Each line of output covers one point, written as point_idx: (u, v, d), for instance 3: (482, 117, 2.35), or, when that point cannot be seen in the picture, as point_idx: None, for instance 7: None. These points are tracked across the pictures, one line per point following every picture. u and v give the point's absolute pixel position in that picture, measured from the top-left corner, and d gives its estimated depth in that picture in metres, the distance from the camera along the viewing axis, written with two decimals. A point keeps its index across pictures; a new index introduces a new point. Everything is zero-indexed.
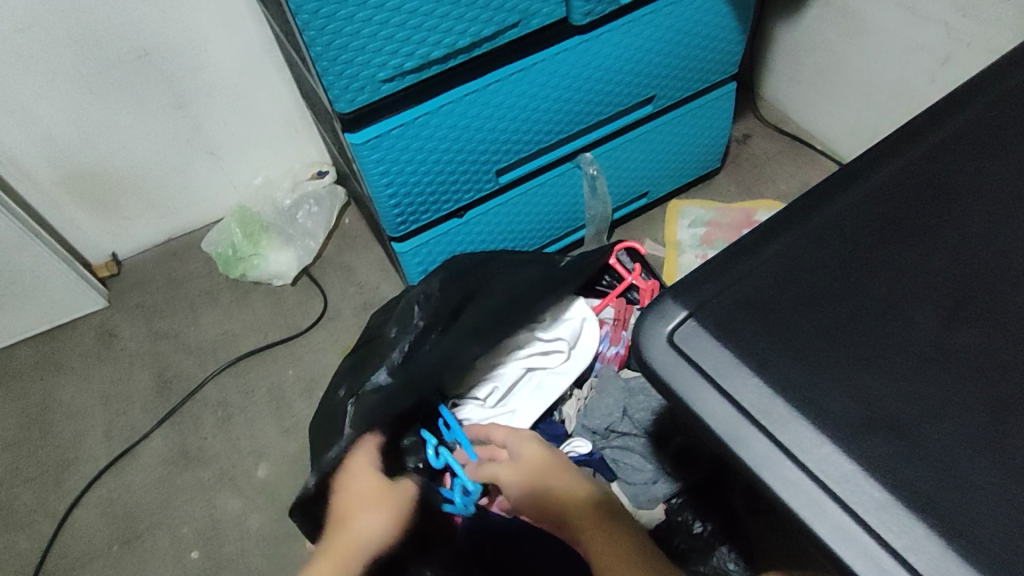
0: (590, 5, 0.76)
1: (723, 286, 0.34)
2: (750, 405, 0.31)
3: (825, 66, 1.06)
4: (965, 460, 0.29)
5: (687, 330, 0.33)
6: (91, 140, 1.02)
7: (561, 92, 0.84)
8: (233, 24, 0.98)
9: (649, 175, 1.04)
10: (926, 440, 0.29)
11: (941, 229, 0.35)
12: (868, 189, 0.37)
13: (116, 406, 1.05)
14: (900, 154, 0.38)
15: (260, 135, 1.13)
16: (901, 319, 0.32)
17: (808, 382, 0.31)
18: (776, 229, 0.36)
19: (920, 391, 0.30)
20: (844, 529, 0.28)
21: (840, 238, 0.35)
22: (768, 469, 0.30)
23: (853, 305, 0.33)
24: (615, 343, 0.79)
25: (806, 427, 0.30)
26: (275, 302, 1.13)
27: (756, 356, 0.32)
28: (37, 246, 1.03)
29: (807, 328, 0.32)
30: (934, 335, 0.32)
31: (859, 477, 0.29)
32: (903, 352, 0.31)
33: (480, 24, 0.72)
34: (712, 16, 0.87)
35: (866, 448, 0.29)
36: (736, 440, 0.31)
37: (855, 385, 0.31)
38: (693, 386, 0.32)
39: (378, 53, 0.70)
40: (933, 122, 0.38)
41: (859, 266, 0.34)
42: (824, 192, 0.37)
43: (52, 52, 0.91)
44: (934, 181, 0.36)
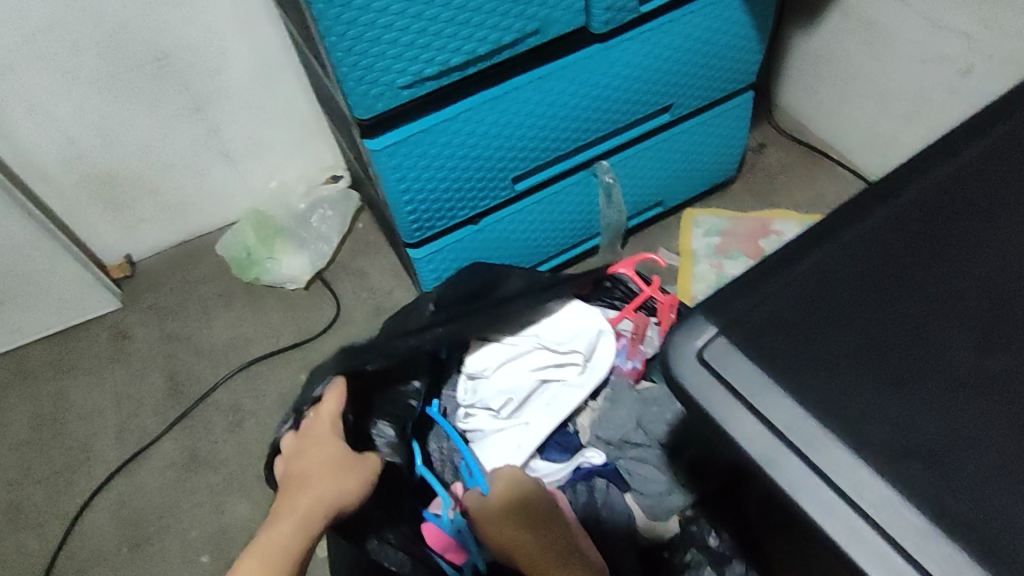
0: (610, 13, 0.75)
1: (754, 303, 0.34)
2: (784, 426, 0.31)
3: (843, 76, 1.06)
4: (1006, 489, 0.28)
5: (716, 347, 0.33)
6: (109, 141, 1.03)
7: (579, 100, 0.84)
8: (251, 28, 0.98)
9: (665, 184, 1.04)
10: (966, 467, 0.29)
11: (978, 249, 0.34)
12: (902, 206, 0.36)
13: (128, 408, 1.05)
14: (934, 170, 0.37)
15: (276, 139, 1.14)
16: (939, 342, 0.32)
17: (843, 403, 0.31)
18: (808, 244, 0.35)
19: (959, 416, 0.30)
20: (881, 555, 0.28)
21: (874, 255, 0.35)
22: (803, 493, 0.30)
23: (888, 325, 0.32)
24: (632, 358, 0.77)
25: (841, 449, 0.30)
26: (288, 306, 1.13)
27: (789, 377, 0.31)
28: (53, 247, 1.04)
29: (841, 348, 0.32)
30: (974, 359, 0.31)
31: (896, 504, 0.28)
32: (942, 376, 0.31)
33: (500, 32, 0.72)
34: (732, 26, 0.87)
35: (904, 473, 0.29)
36: (769, 461, 0.30)
37: (891, 407, 0.30)
38: (722, 403, 0.32)
39: (398, 59, 0.70)
40: (966, 138, 0.38)
41: (894, 285, 0.34)
42: (859, 207, 0.37)
43: (72, 54, 0.92)
44: (969, 198, 0.36)
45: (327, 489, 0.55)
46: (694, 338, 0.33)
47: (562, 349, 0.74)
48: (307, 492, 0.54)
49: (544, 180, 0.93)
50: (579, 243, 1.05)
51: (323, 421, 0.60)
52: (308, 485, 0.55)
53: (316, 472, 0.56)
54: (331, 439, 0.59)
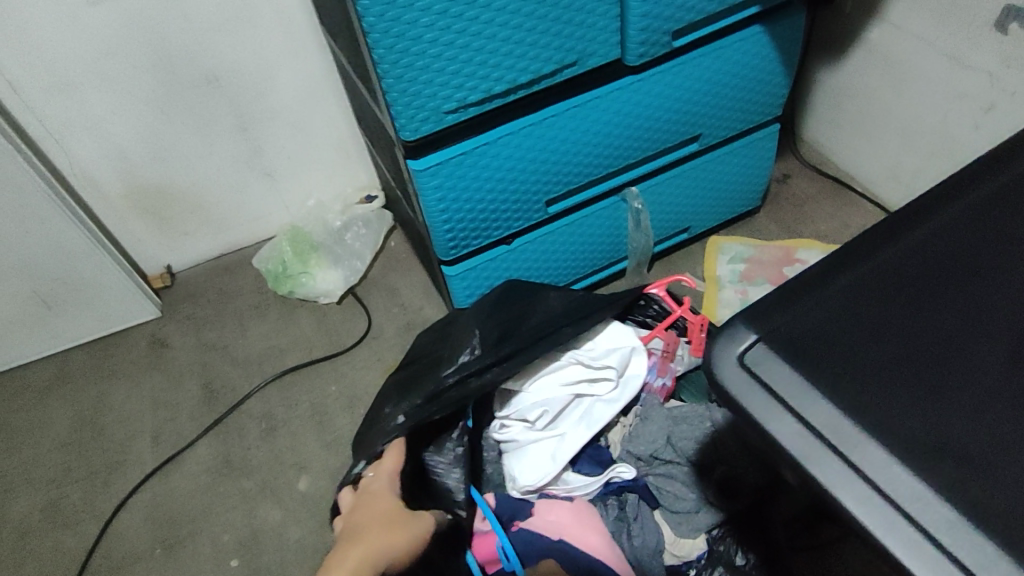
0: (644, 47, 0.79)
1: (790, 315, 0.36)
2: (821, 425, 0.33)
3: (866, 111, 1.09)
4: None
5: (757, 354, 0.35)
6: (158, 158, 1.08)
7: (613, 128, 0.87)
8: (298, 53, 1.03)
9: (691, 211, 1.07)
10: (995, 467, 0.31)
11: (1006, 270, 0.37)
12: (931, 230, 0.39)
13: (165, 413, 1.09)
14: (962, 197, 0.40)
15: (315, 160, 1.18)
16: (967, 356, 0.34)
17: (877, 408, 0.33)
18: (842, 264, 0.38)
19: (988, 422, 0.32)
20: (915, 542, 0.30)
21: (905, 275, 0.37)
22: (840, 486, 0.32)
23: (919, 339, 0.35)
24: (662, 375, 0.79)
25: (877, 450, 0.32)
26: (321, 320, 1.16)
27: (825, 382, 0.34)
28: (102, 256, 1.09)
29: (874, 358, 0.34)
30: (1002, 371, 0.33)
31: (927, 497, 0.31)
32: (971, 386, 0.33)
33: (540, 62, 0.76)
34: (760, 60, 0.90)
35: (935, 472, 0.31)
36: (808, 457, 0.33)
37: (923, 413, 0.33)
38: (760, 404, 0.34)
39: (445, 86, 0.74)
40: (997, 165, 0.41)
41: (924, 302, 0.36)
42: (892, 229, 0.39)
43: (131, 77, 0.97)
44: (996, 224, 0.38)
45: (384, 535, 0.55)
46: (732, 344, 0.36)
47: (595, 364, 0.76)
48: (361, 540, 0.54)
49: (576, 204, 0.96)
50: (606, 266, 1.08)
51: (382, 478, 0.64)
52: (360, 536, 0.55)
53: (371, 523, 0.57)
54: (386, 495, 0.62)
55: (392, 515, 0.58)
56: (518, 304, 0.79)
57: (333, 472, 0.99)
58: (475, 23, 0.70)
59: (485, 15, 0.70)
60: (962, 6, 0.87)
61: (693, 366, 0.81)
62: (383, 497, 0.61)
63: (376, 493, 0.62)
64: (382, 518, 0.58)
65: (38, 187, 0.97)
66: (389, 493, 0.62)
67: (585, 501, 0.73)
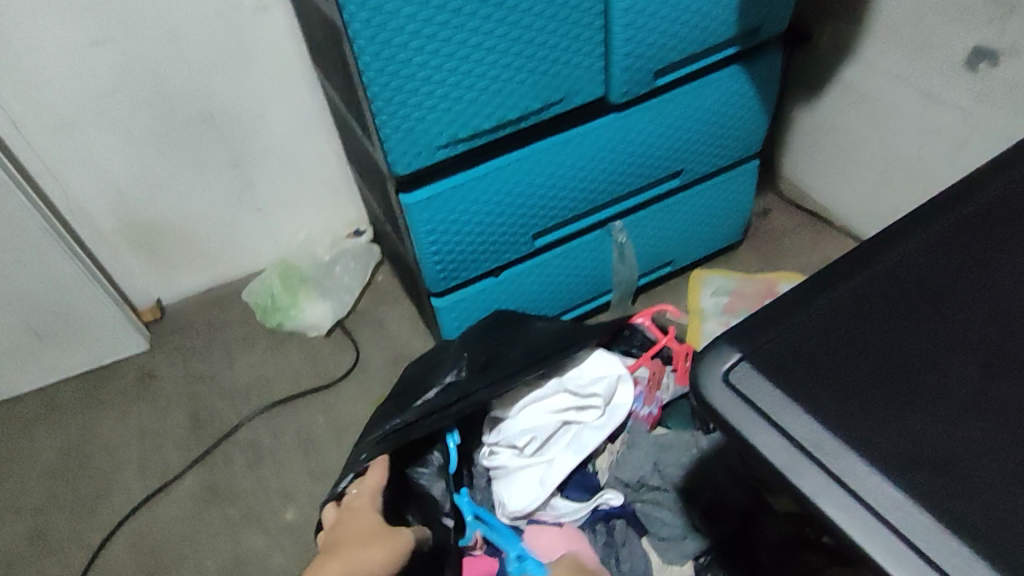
0: (628, 85, 0.82)
1: (773, 335, 0.38)
2: (804, 439, 0.34)
3: (842, 148, 1.13)
4: (1009, 498, 0.32)
5: (743, 372, 0.37)
6: (152, 191, 1.09)
7: (599, 163, 0.90)
8: (293, 90, 1.06)
9: (674, 245, 1.09)
10: (970, 478, 0.32)
11: (975, 291, 0.39)
12: (905, 254, 0.41)
13: (152, 445, 1.08)
14: (933, 222, 0.42)
15: (307, 195, 1.20)
16: (941, 372, 0.36)
17: (857, 422, 0.35)
18: (822, 285, 0.40)
19: (963, 435, 0.34)
20: (896, 550, 0.31)
21: (881, 295, 0.39)
22: (824, 496, 0.33)
23: (896, 355, 0.37)
24: (648, 403, 0.80)
25: (858, 461, 0.33)
26: (309, 352, 1.16)
27: (808, 398, 0.35)
28: (93, 287, 1.09)
29: (854, 375, 0.36)
30: (975, 386, 0.35)
31: (908, 506, 0.32)
32: (946, 400, 0.35)
33: (529, 99, 0.79)
34: (738, 99, 0.94)
35: (915, 482, 0.32)
36: (793, 470, 0.34)
37: (901, 426, 0.34)
38: (746, 419, 0.36)
39: (436, 122, 0.76)
40: (963, 194, 0.43)
41: (900, 321, 0.38)
42: (866, 252, 0.41)
43: (129, 111, 0.99)
44: (965, 248, 0.41)
45: (364, 550, 0.56)
46: (716, 361, 0.37)
47: (582, 393, 0.77)
48: (342, 557, 0.55)
49: (564, 237, 0.98)
50: (593, 298, 1.09)
51: (365, 495, 0.65)
52: (340, 551, 0.57)
53: (351, 539, 0.58)
54: (368, 511, 0.63)
55: (371, 532, 0.59)
56: (507, 333, 0.80)
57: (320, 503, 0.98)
58: (466, 61, 0.73)
59: (475, 53, 0.73)
60: (932, 46, 0.91)
61: (678, 395, 0.82)
62: (364, 515, 0.62)
63: (358, 509, 0.63)
64: (360, 537, 0.59)
65: (33, 219, 0.98)
66: (372, 509, 0.63)
67: (575, 527, 0.74)
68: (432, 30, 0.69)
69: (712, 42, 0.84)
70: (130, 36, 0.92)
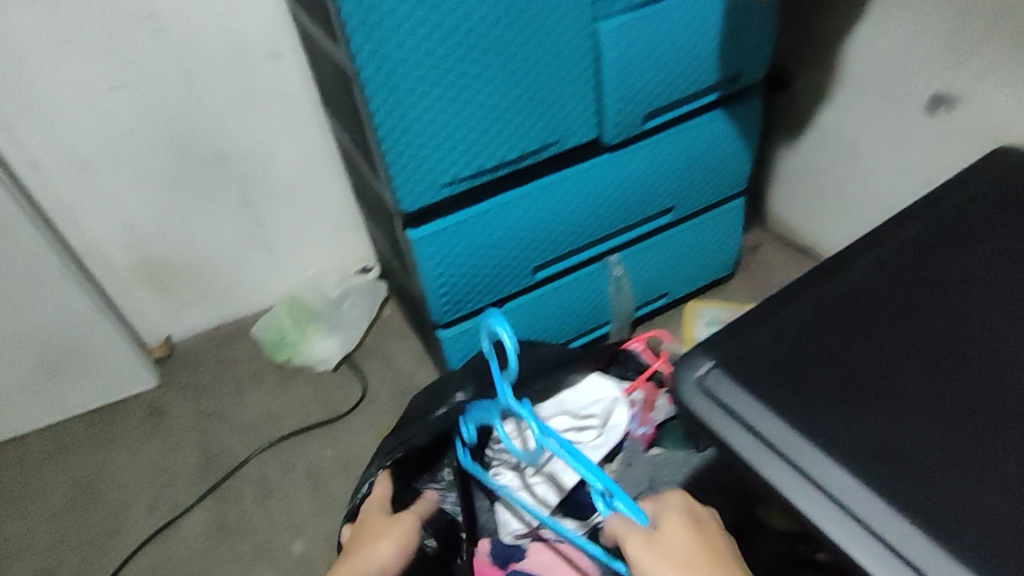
0: (619, 126, 0.88)
1: (734, 348, 0.51)
2: (754, 423, 0.47)
3: (823, 186, 1.19)
4: (902, 462, 0.44)
5: (708, 375, 0.49)
6: (166, 231, 1.15)
7: (594, 200, 0.96)
8: (302, 134, 1.12)
9: (668, 278, 1.14)
10: (875, 448, 0.44)
11: (882, 316, 0.52)
12: (831, 287, 0.55)
13: (162, 478, 1.10)
14: (851, 264, 0.56)
15: (314, 235, 1.26)
16: (857, 373, 0.49)
17: (795, 409, 0.47)
18: (770, 311, 0.53)
19: (873, 419, 0.46)
20: (822, 504, 0.43)
21: (813, 319, 0.53)
22: (767, 466, 0.45)
23: (825, 361, 0.49)
24: (643, 424, 0.83)
25: (795, 438, 0.45)
26: (317, 387, 1.20)
27: (758, 393, 0.48)
28: (108, 324, 1.13)
29: (793, 376, 0.49)
30: (881, 385, 0.48)
31: (829, 470, 0.44)
32: (861, 394, 0.47)
33: (527, 140, 0.85)
34: (724, 139, 1.00)
35: (834, 451, 0.45)
36: (746, 447, 0.46)
37: (827, 412, 0.47)
38: (711, 411, 0.48)
39: (441, 162, 0.82)
40: (874, 245, 0.58)
41: (827, 338, 0.51)
42: (805, 287, 0.55)
43: (148, 156, 1.05)
44: (877, 284, 0.54)
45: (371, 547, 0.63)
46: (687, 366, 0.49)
47: (581, 414, 0.81)
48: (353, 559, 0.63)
49: (561, 271, 1.03)
50: (590, 330, 1.14)
51: (372, 502, 0.71)
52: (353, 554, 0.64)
53: (362, 540, 0.66)
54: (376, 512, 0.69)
55: (373, 532, 0.65)
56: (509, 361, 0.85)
57: (328, 534, 1.01)
58: (468, 104, 0.79)
59: (477, 97, 0.79)
60: (898, 90, 0.98)
61: (670, 415, 0.85)
62: (370, 519, 0.69)
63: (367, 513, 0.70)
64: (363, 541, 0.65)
65: (49, 256, 1.03)
66: (378, 508, 0.69)
67: None
68: (436, 76, 0.75)
69: (696, 88, 0.91)
70: (151, 87, 0.99)
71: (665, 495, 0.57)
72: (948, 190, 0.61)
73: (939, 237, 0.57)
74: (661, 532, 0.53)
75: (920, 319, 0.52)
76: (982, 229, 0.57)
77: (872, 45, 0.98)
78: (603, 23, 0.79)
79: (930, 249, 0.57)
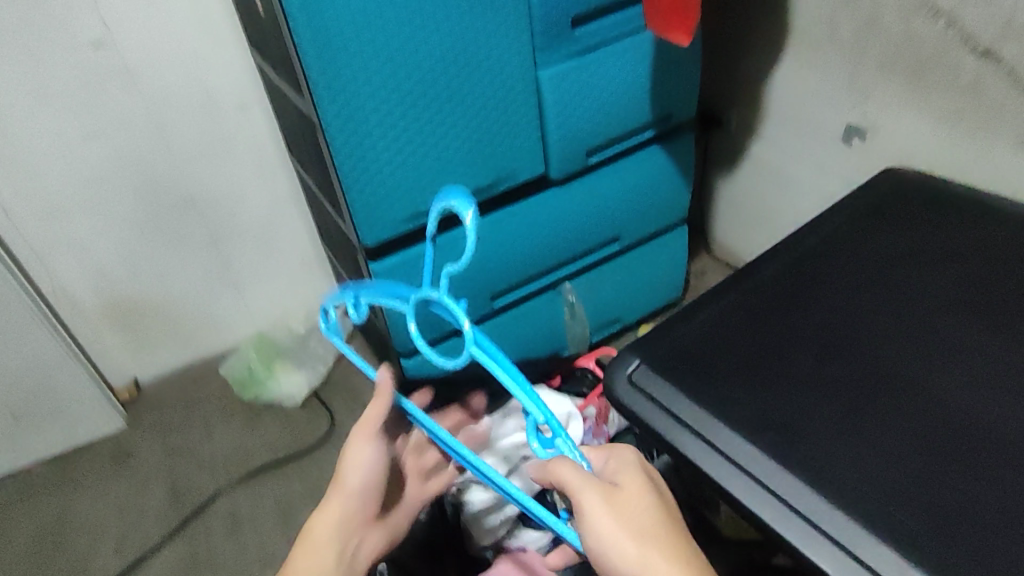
0: (564, 161, 0.96)
1: (659, 347, 0.62)
2: (674, 408, 0.58)
3: (758, 214, 1.28)
4: (790, 431, 0.54)
5: (637, 372, 0.61)
6: (134, 274, 1.18)
7: (545, 230, 1.03)
8: (269, 177, 1.17)
9: (620, 304, 1.21)
10: (770, 422, 0.55)
11: (780, 313, 0.63)
12: (740, 292, 0.66)
13: (130, 519, 1.11)
14: (757, 273, 0.68)
15: (282, 274, 1.30)
16: (757, 361, 0.60)
17: (706, 394, 0.58)
18: (689, 314, 0.65)
19: (769, 399, 0.57)
20: (728, 470, 0.53)
21: (723, 319, 0.64)
22: (686, 443, 0.56)
23: (732, 353, 0.61)
24: (597, 436, 0.89)
25: (707, 420, 0.56)
26: (285, 422, 1.23)
27: (677, 383, 0.59)
28: (76, 366, 1.15)
29: (706, 366, 0.60)
30: (776, 369, 0.59)
31: (733, 442, 0.54)
32: (759, 377, 0.58)
33: (479, 176, 0.92)
34: (662, 172, 1.09)
35: (738, 428, 0.55)
36: (666, 428, 0.57)
37: (732, 394, 0.57)
38: (638, 401, 0.59)
39: (399, 198, 0.88)
40: (778, 256, 0.69)
41: (734, 333, 0.62)
42: (719, 293, 0.66)
43: (118, 201, 1.09)
44: (777, 287, 0.66)
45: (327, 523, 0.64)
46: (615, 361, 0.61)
47: None
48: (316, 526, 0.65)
49: (518, 298, 1.09)
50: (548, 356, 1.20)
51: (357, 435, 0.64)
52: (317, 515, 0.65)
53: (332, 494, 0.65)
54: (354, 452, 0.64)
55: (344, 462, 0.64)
56: None
57: None
58: (424, 145, 0.86)
59: (431, 137, 0.86)
60: (816, 125, 1.08)
61: (622, 428, 0.92)
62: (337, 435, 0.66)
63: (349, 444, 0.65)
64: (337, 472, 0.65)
65: (19, 301, 1.06)
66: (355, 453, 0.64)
67: None
68: (394, 119, 0.82)
69: (632, 125, 0.99)
70: (122, 135, 1.04)
71: (614, 449, 0.58)
72: (836, 207, 0.73)
73: (827, 248, 0.69)
74: (622, 498, 0.53)
75: (808, 315, 0.63)
76: (861, 241, 0.69)
77: (794, 84, 1.08)
78: (543, 69, 0.87)
79: (821, 258, 0.68)
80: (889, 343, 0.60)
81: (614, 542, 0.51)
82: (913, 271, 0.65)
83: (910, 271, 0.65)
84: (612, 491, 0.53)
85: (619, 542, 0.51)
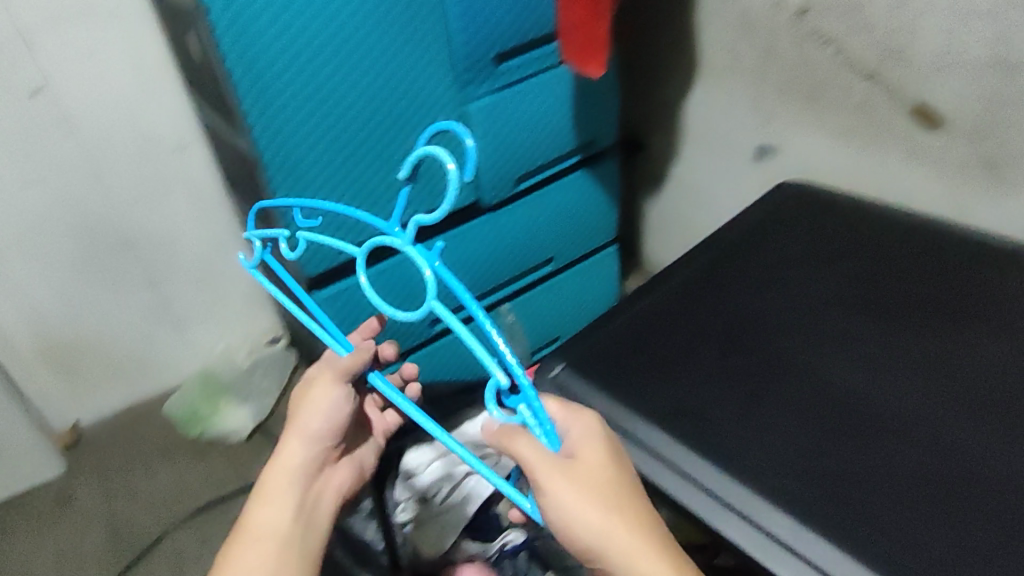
0: (495, 188, 1.01)
1: (579, 350, 0.67)
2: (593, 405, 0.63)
3: (685, 234, 1.36)
4: (695, 417, 0.60)
5: (559, 374, 0.66)
6: (72, 316, 1.17)
7: (480, 254, 1.07)
8: (209, 214, 1.19)
9: (558, 323, 1.27)
10: (678, 410, 0.61)
11: (689, 313, 0.70)
12: (653, 296, 0.72)
13: (72, 565, 1.09)
14: (670, 278, 0.74)
15: (225, 310, 1.30)
16: (669, 356, 0.65)
17: (621, 389, 0.63)
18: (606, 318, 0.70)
19: (678, 390, 0.62)
20: (642, 456, 0.59)
21: (637, 321, 0.70)
22: None
23: (645, 350, 0.66)
24: None
25: (622, 413, 0.62)
26: (232, 457, 1.23)
27: (595, 381, 0.64)
28: (13, 412, 1.13)
29: (621, 364, 0.66)
30: (684, 363, 0.64)
31: (646, 431, 0.60)
32: (669, 371, 0.64)
33: (414, 205, 0.96)
34: (589, 195, 1.15)
35: (649, 417, 0.61)
36: None
37: (645, 388, 0.63)
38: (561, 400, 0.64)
39: (338, 228, 0.91)
40: (688, 262, 0.75)
41: (648, 333, 0.68)
42: (635, 298, 0.72)
43: (54, 243, 1.09)
44: (687, 290, 0.72)
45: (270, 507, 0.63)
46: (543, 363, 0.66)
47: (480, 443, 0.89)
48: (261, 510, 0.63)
49: (457, 322, 1.10)
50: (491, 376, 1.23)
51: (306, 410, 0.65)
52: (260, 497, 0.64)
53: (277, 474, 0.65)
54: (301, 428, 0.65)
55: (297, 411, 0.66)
56: None
57: None
58: (360, 177, 0.89)
59: (368, 170, 0.89)
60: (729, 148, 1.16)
61: None
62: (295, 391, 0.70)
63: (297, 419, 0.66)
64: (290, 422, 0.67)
65: None
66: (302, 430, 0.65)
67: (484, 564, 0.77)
68: (330, 154, 0.86)
69: (557, 152, 1.05)
70: (58, 176, 1.04)
71: (580, 413, 0.52)
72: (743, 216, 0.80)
73: (735, 253, 0.75)
74: (585, 466, 0.49)
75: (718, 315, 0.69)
76: (768, 245, 0.76)
77: (705, 111, 1.15)
78: (471, 103, 0.93)
79: (727, 261, 0.75)
80: (787, 337, 0.66)
81: (578, 512, 0.47)
82: (815, 271, 0.72)
83: (808, 270, 0.72)
84: (573, 463, 0.49)
85: (583, 512, 0.47)
